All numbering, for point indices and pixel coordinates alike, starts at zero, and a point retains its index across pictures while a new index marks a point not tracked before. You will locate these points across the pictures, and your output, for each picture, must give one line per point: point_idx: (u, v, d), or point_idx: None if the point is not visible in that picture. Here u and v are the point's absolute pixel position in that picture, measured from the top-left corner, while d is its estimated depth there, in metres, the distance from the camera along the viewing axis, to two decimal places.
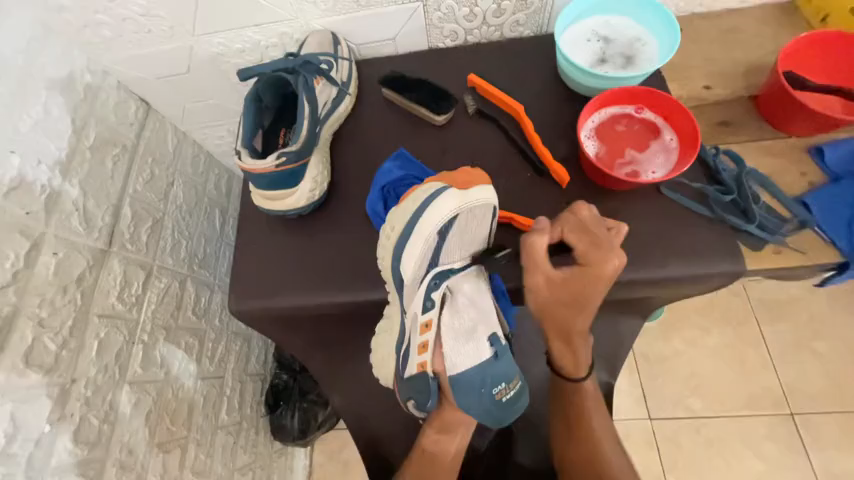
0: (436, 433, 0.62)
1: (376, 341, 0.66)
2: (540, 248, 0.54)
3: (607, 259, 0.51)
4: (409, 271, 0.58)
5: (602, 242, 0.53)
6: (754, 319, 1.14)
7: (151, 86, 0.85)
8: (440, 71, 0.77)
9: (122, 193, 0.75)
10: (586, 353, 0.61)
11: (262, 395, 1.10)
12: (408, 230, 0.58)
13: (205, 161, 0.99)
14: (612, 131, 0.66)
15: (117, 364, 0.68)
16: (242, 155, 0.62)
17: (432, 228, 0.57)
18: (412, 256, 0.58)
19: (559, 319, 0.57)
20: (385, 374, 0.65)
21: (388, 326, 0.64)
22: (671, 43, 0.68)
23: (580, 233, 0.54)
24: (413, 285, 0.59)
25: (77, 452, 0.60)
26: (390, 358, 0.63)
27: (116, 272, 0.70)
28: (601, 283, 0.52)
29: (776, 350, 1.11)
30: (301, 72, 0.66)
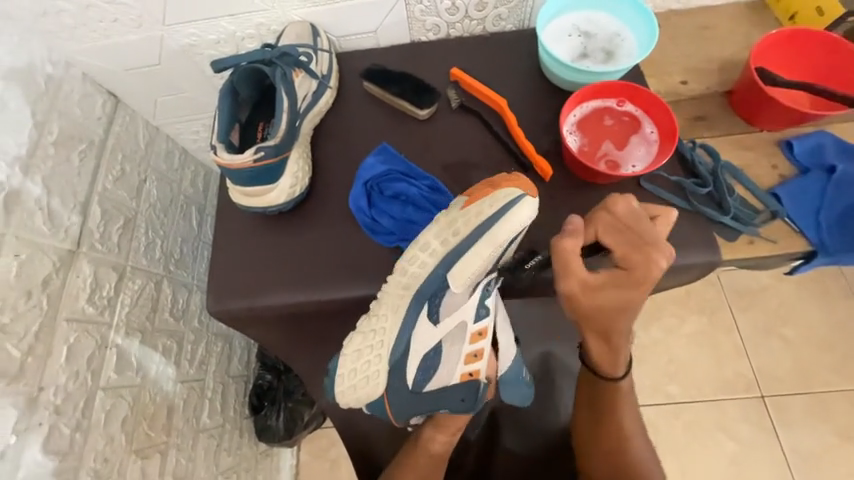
0: (445, 436, 0.64)
1: (349, 359, 0.62)
2: (574, 251, 0.54)
3: (651, 261, 0.52)
4: (464, 279, 0.58)
5: (646, 241, 0.53)
6: (726, 307, 1.19)
7: (119, 78, 0.81)
8: (423, 64, 0.77)
9: (90, 190, 0.71)
10: (626, 355, 0.61)
11: (246, 396, 1.08)
12: (475, 234, 0.58)
13: (180, 157, 0.95)
14: (594, 124, 0.67)
15: (89, 370, 0.65)
16: (218, 150, 0.59)
17: (503, 238, 0.57)
18: (470, 262, 0.58)
19: (603, 324, 0.56)
20: (364, 394, 0.62)
21: (377, 339, 0.61)
22: (649, 38, 0.68)
23: (615, 231, 0.55)
24: (464, 292, 0.60)
25: (48, 464, 0.57)
26: (382, 372, 0.62)
27: (85, 274, 0.66)
28: (646, 285, 0.52)
29: (747, 336, 1.16)
30: (278, 64, 0.64)
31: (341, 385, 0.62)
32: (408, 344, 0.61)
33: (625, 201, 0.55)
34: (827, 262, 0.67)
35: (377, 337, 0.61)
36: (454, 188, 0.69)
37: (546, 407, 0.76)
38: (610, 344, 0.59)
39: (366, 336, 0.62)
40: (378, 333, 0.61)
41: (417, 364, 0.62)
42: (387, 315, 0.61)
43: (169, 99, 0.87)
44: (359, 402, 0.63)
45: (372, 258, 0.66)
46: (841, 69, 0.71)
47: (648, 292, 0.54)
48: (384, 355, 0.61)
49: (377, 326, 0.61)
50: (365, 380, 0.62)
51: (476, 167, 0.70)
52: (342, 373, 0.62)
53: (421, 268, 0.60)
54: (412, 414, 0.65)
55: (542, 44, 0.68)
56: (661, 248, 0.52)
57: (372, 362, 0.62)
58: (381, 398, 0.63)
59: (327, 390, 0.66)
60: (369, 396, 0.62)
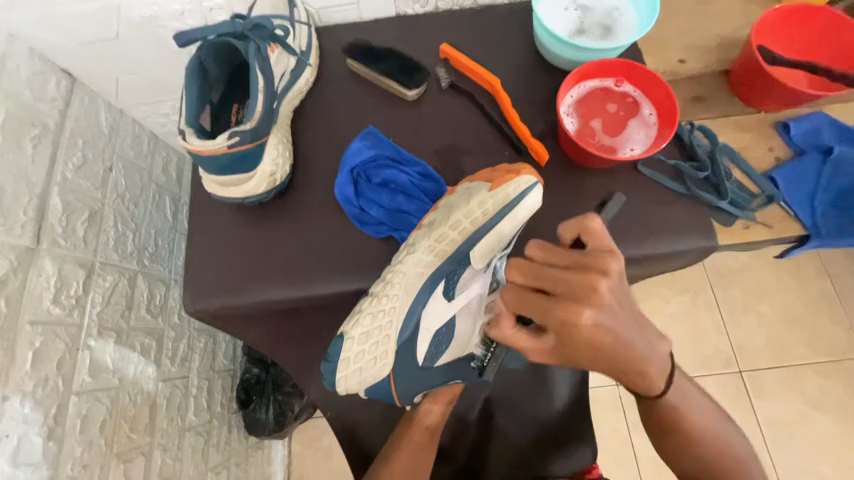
0: (436, 404, 0.62)
1: (354, 342, 0.56)
2: (504, 330, 0.43)
3: (578, 317, 0.38)
4: (482, 256, 0.56)
5: (567, 292, 0.39)
6: (709, 286, 1.20)
7: (74, 55, 0.74)
8: (410, 39, 0.71)
9: (48, 181, 0.64)
10: (660, 372, 0.47)
11: (234, 391, 1.05)
12: (501, 213, 0.54)
13: (149, 143, 0.88)
14: (592, 105, 0.64)
15: (60, 375, 0.60)
16: (187, 136, 0.53)
17: (518, 222, 0.55)
18: (491, 241, 0.56)
19: (608, 369, 0.42)
20: (369, 376, 0.57)
21: (386, 320, 0.56)
22: (650, 9, 0.64)
23: (531, 297, 0.41)
24: (479, 269, 0.57)
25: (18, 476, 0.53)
26: (390, 354, 0.57)
27: (48, 273, 0.61)
28: (602, 330, 0.38)
29: (726, 314, 1.19)
30: (251, 37, 0.58)
31: (344, 370, 0.56)
32: (419, 322, 0.56)
33: (528, 263, 0.42)
34: (817, 245, 0.70)
35: (386, 317, 0.57)
36: (446, 174, 0.66)
37: (539, 396, 0.76)
38: (630, 375, 0.45)
39: (374, 316, 0.56)
40: (388, 313, 0.57)
41: (429, 340, 0.57)
42: (398, 294, 0.56)
43: (135, 77, 0.81)
44: (362, 385, 0.58)
45: (362, 250, 0.62)
46: (836, 46, 0.70)
47: (615, 332, 0.39)
48: (393, 335, 0.57)
49: (386, 306, 0.56)
50: (372, 363, 0.57)
51: (468, 150, 0.66)
52: (347, 357, 0.56)
53: (443, 248, 0.57)
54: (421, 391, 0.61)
55: (538, 19, 0.64)
56: (586, 289, 0.38)
57: (378, 343, 0.57)
58: (387, 379, 0.58)
59: (325, 378, 0.59)
60: (373, 379, 0.58)
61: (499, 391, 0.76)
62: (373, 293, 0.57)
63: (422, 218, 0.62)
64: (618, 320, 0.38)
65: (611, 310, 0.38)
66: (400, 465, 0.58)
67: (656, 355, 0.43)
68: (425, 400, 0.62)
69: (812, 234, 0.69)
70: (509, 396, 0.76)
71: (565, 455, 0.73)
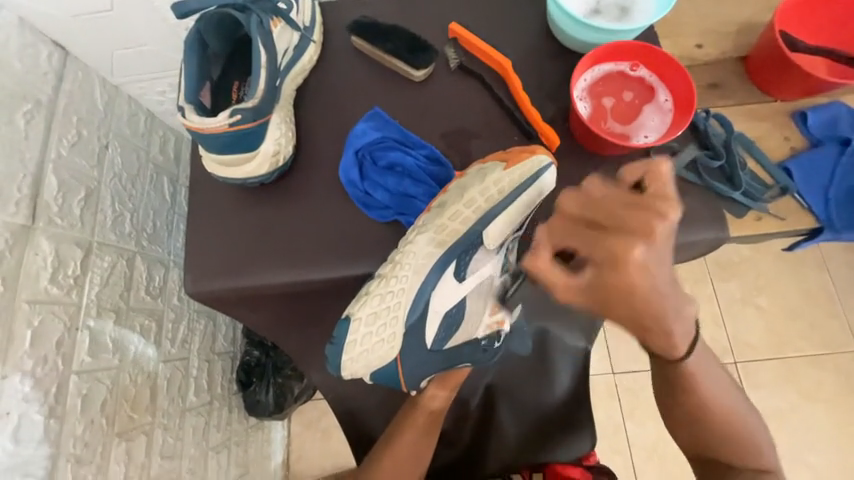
0: (437, 388, 0.62)
1: (362, 324, 0.55)
2: (541, 268, 0.40)
3: (629, 258, 0.36)
4: (497, 236, 0.54)
5: (620, 234, 0.36)
6: (709, 278, 1.21)
7: (64, 26, 0.69)
8: (416, 17, 0.69)
9: (42, 158, 0.62)
10: (684, 336, 0.46)
11: (234, 373, 1.06)
12: (515, 194, 0.53)
13: (146, 122, 0.86)
14: (606, 91, 0.61)
15: (59, 354, 0.59)
16: (186, 112, 0.51)
17: (532, 203, 0.54)
18: (507, 220, 0.53)
19: (638, 320, 0.41)
20: (375, 359, 0.57)
21: (395, 301, 0.55)
22: None
23: (578, 232, 0.38)
24: (490, 249, 0.56)
25: (20, 454, 0.53)
26: (397, 336, 0.57)
27: (45, 251, 0.60)
28: (646, 279, 0.37)
29: (725, 305, 1.19)
30: (253, 10, 0.55)
31: (349, 353, 0.56)
32: (428, 303, 0.56)
33: (584, 199, 0.39)
34: (827, 238, 0.69)
35: (395, 298, 0.55)
36: (454, 158, 0.64)
37: (540, 383, 0.76)
38: (656, 334, 0.44)
39: (383, 298, 0.55)
40: (397, 294, 0.55)
41: (438, 322, 0.57)
42: (407, 275, 0.55)
43: (130, 51, 0.77)
44: (367, 368, 0.58)
45: (366, 234, 0.61)
46: (852, 31, 0.68)
47: (656, 287, 0.37)
48: (402, 316, 0.56)
49: (395, 287, 0.55)
50: (379, 345, 0.56)
51: (476, 135, 0.64)
52: (353, 340, 0.55)
53: (456, 227, 0.55)
54: (427, 375, 0.61)
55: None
56: (643, 231, 0.36)
57: (387, 325, 0.56)
58: (394, 361, 0.58)
59: (330, 362, 0.57)
60: (380, 362, 0.58)
61: (500, 379, 0.77)
62: (381, 275, 0.56)
63: (431, 202, 0.60)
64: (662, 270, 0.37)
65: (661, 257, 0.36)
66: (401, 448, 0.59)
67: (683, 317, 0.43)
68: (430, 386, 0.62)
69: (824, 227, 0.68)
70: (510, 383, 0.77)
71: (567, 439, 0.74)
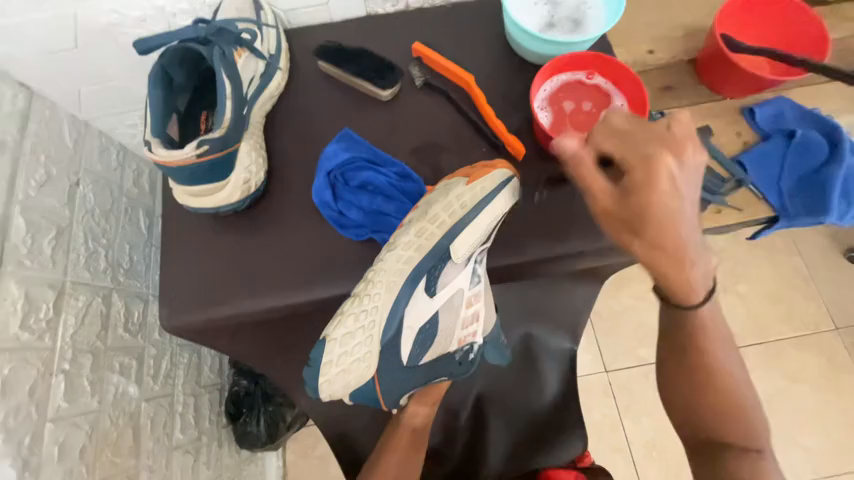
0: (418, 405, 0.61)
1: (336, 344, 0.56)
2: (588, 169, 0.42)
3: (664, 168, 0.38)
4: (465, 248, 0.54)
5: (641, 195, 0.39)
6: None
7: (29, 63, 0.70)
8: (381, 39, 0.71)
9: (9, 199, 0.61)
10: (704, 277, 0.45)
11: (222, 405, 1.04)
12: (478, 207, 0.54)
13: (118, 154, 0.86)
14: (565, 100, 0.64)
15: (33, 402, 0.57)
16: (153, 146, 0.51)
17: (497, 216, 0.55)
18: (471, 233, 0.54)
19: (654, 243, 0.41)
20: (352, 379, 0.57)
21: (369, 320, 0.56)
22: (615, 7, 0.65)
23: (616, 137, 0.41)
24: (459, 263, 0.55)
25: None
26: (372, 355, 0.57)
27: (14, 296, 0.58)
28: (667, 170, 0.38)
29: None
30: (216, 42, 0.56)
31: (327, 374, 0.56)
32: (402, 320, 0.56)
33: (560, 142, 0.43)
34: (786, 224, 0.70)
35: (368, 317, 0.56)
36: (426, 173, 0.66)
37: (530, 388, 0.78)
38: (673, 264, 0.42)
39: (357, 317, 0.55)
40: (371, 313, 0.56)
41: (412, 339, 0.57)
42: (379, 293, 0.56)
43: (97, 87, 0.78)
44: (346, 389, 0.58)
45: (344, 254, 0.61)
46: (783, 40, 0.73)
47: (681, 201, 0.39)
48: (376, 335, 0.56)
49: (369, 305, 0.56)
50: (355, 365, 0.57)
51: (446, 148, 0.66)
52: (329, 360, 0.56)
53: (424, 242, 0.56)
54: (406, 393, 0.60)
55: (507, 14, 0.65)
56: (673, 142, 0.39)
57: (362, 344, 0.56)
58: (371, 381, 0.58)
59: (307, 385, 0.58)
60: (357, 382, 0.58)
61: (490, 388, 0.78)
62: (355, 293, 0.56)
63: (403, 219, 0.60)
64: (690, 187, 0.39)
65: (688, 194, 0.39)
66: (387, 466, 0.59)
67: (706, 260, 0.43)
68: (410, 403, 0.61)
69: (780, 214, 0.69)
70: (502, 390, 0.78)
71: (559, 443, 0.76)
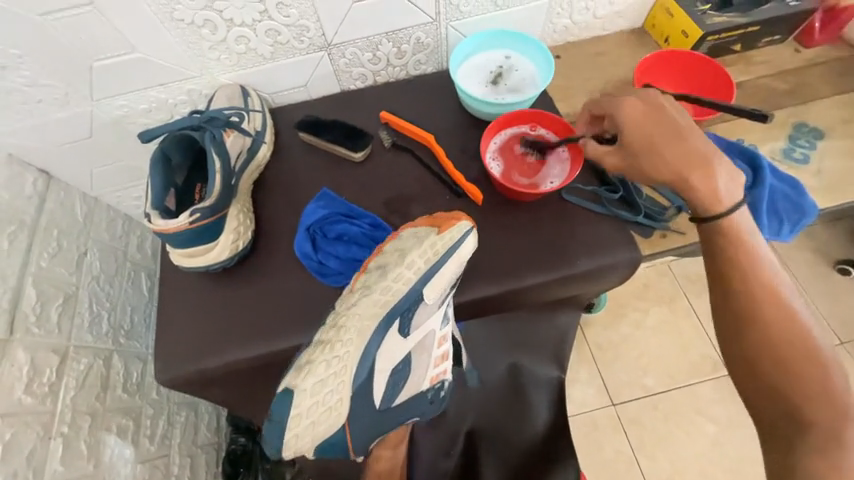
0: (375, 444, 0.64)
1: (308, 394, 0.58)
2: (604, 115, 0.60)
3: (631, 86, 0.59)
4: (435, 292, 0.59)
5: (602, 102, 0.61)
6: (683, 294, 1.29)
7: (49, 154, 0.82)
8: (355, 110, 0.82)
9: (23, 273, 0.71)
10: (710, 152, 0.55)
11: (219, 465, 1.05)
12: (446, 254, 0.59)
13: (123, 225, 0.97)
14: (514, 150, 0.72)
15: (31, 466, 0.63)
16: (152, 216, 0.59)
17: (462, 263, 0.60)
18: (441, 278, 0.59)
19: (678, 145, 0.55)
20: (323, 429, 0.59)
21: (341, 365, 0.59)
22: (546, 60, 0.77)
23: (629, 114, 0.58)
24: (431, 305, 0.60)
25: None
26: (345, 402, 0.59)
27: (21, 362, 0.66)
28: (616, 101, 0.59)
29: (705, 318, 1.26)
30: (207, 128, 0.65)
31: (294, 425, 0.59)
32: (374, 364, 0.59)
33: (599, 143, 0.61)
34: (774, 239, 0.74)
35: (341, 362, 0.60)
36: (397, 222, 0.73)
37: (518, 419, 0.81)
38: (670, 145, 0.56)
39: (329, 363, 0.59)
40: (343, 358, 0.60)
41: (385, 382, 0.60)
42: (352, 337, 0.60)
43: (109, 168, 0.89)
44: (315, 439, 0.60)
45: (325, 299, 0.67)
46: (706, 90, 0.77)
47: (646, 106, 0.56)
48: (348, 379, 0.59)
49: (341, 351, 0.60)
50: (326, 413, 0.59)
51: (414, 198, 0.74)
52: (299, 413, 0.58)
53: (399, 286, 0.60)
54: (370, 442, 0.62)
55: (462, 91, 0.75)
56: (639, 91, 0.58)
57: (335, 390, 0.59)
58: (343, 428, 0.59)
59: (270, 440, 0.61)
60: (326, 432, 0.60)
61: (481, 424, 0.81)
62: (326, 341, 0.61)
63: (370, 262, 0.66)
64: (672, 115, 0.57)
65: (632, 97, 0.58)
66: None
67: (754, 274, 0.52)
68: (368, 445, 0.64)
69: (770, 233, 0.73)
70: (492, 424, 0.81)
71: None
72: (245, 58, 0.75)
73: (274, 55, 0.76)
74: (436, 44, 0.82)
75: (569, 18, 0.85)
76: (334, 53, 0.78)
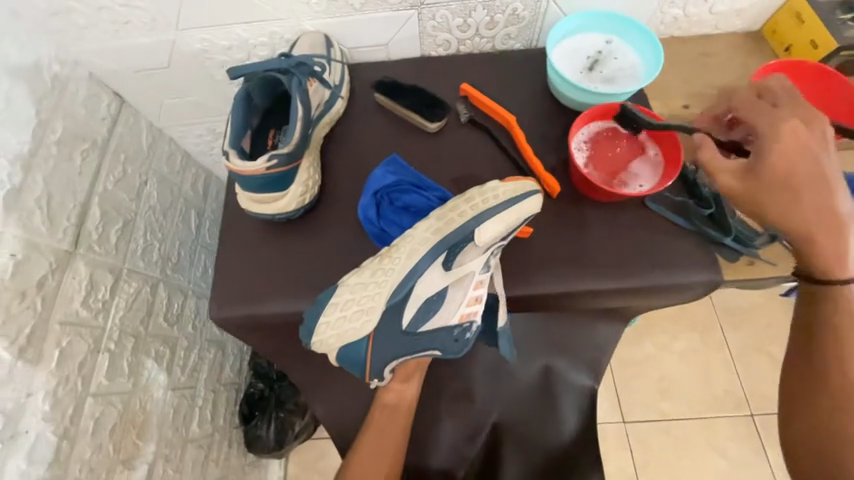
0: (398, 382, 0.66)
1: (347, 289, 0.56)
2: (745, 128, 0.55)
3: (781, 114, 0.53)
4: (489, 236, 0.54)
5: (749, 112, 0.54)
6: (718, 327, 1.22)
7: (125, 78, 0.82)
8: (433, 79, 0.79)
9: (90, 191, 0.73)
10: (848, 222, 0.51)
11: (237, 405, 1.08)
12: (513, 198, 0.55)
13: (181, 160, 0.98)
14: (603, 142, 0.68)
15: (80, 375, 0.66)
16: (231, 157, 0.59)
17: (524, 217, 0.55)
18: (500, 222, 0.54)
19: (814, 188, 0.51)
20: (344, 332, 0.56)
21: (382, 278, 0.55)
22: (650, 48, 0.71)
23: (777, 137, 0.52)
24: (481, 248, 0.55)
25: (31, 474, 0.58)
26: (372, 314, 0.55)
27: (81, 276, 0.68)
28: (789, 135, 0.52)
29: (735, 351, 1.20)
30: (294, 73, 0.63)
31: (324, 329, 0.56)
32: (411, 288, 0.54)
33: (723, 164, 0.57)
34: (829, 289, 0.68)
35: (382, 275, 0.55)
36: None
37: (546, 421, 0.80)
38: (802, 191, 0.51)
39: (373, 272, 0.56)
40: (386, 272, 0.55)
41: (417, 307, 0.55)
42: (401, 257, 0.56)
43: (178, 101, 0.89)
44: (334, 342, 0.56)
45: None
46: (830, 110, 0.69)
47: (816, 155, 0.50)
48: (385, 294, 0.55)
49: (387, 266, 0.56)
50: (355, 316, 0.55)
51: (483, 180, 0.71)
52: (335, 303, 0.57)
53: (455, 217, 0.55)
54: (391, 362, 0.57)
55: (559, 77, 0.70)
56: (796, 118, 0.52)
57: (365, 299, 0.55)
58: (363, 340, 0.56)
59: (304, 327, 0.58)
60: (345, 340, 0.56)
61: (506, 417, 0.81)
62: (380, 253, 0.57)
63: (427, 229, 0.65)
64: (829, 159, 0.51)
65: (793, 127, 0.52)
66: (364, 457, 0.62)
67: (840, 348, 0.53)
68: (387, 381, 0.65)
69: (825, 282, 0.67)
70: (517, 419, 0.81)
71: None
72: (333, 5, 0.72)
73: (363, 7, 0.72)
74: (532, 19, 0.76)
75: (682, 10, 0.77)
76: (424, 13, 0.74)
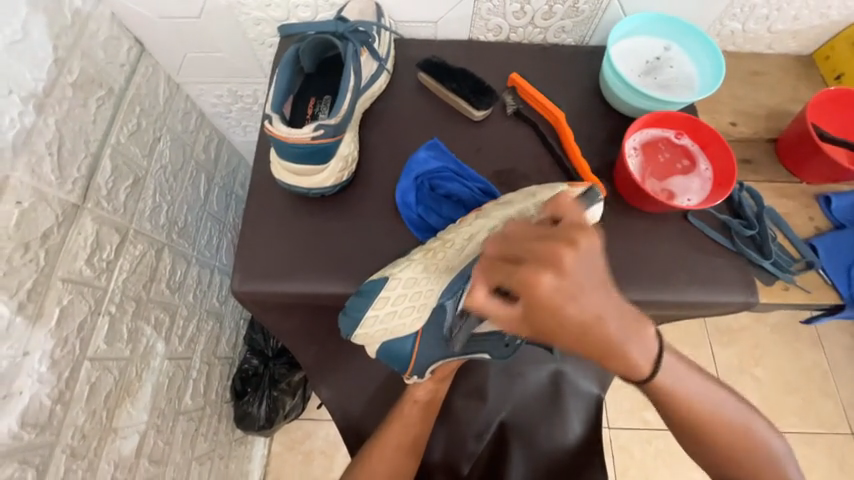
0: (432, 382, 0.64)
1: (399, 282, 0.56)
2: (519, 281, 0.37)
3: (543, 279, 0.36)
4: None
5: (535, 253, 0.37)
6: (706, 341, 1.21)
7: (149, 25, 0.76)
8: (481, 65, 0.75)
9: (103, 142, 0.68)
10: (643, 342, 0.43)
11: (229, 379, 1.04)
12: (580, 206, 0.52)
13: (196, 120, 0.93)
14: (654, 153, 0.66)
15: (79, 337, 0.62)
16: (274, 121, 0.55)
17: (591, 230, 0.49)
18: None
19: (582, 339, 0.39)
20: (395, 326, 0.56)
21: (435, 273, 0.56)
22: (696, 39, 0.69)
23: (536, 308, 0.37)
24: None
25: (23, 437, 0.54)
26: (425, 309, 0.56)
27: (87, 233, 0.63)
28: (567, 296, 0.36)
29: (721, 367, 1.18)
30: (350, 39, 0.62)
31: (371, 323, 0.56)
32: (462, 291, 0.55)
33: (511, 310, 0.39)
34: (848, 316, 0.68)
35: (435, 271, 0.56)
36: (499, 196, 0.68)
37: (553, 424, 0.78)
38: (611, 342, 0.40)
39: (425, 267, 0.57)
40: (438, 268, 0.56)
41: None
42: (454, 254, 0.56)
43: (202, 55, 0.83)
44: (383, 336, 0.57)
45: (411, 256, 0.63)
46: None
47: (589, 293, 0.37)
48: (437, 291, 0.55)
49: (439, 261, 0.57)
50: (407, 311, 0.56)
51: (524, 176, 0.69)
52: (387, 296, 0.55)
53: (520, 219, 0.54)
54: (435, 361, 0.59)
55: (623, 89, 0.68)
56: (553, 258, 0.36)
57: (419, 294, 0.56)
58: (413, 335, 0.57)
59: (347, 316, 0.57)
60: (397, 334, 0.57)
61: (513, 417, 0.80)
62: (428, 247, 0.58)
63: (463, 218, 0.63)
64: (589, 294, 0.37)
65: (568, 282, 0.36)
66: (382, 452, 0.60)
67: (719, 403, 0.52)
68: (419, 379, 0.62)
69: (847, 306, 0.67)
70: (524, 421, 0.79)
71: None
72: None
73: None
74: (591, 14, 0.73)
75: (741, 24, 0.75)
76: None
